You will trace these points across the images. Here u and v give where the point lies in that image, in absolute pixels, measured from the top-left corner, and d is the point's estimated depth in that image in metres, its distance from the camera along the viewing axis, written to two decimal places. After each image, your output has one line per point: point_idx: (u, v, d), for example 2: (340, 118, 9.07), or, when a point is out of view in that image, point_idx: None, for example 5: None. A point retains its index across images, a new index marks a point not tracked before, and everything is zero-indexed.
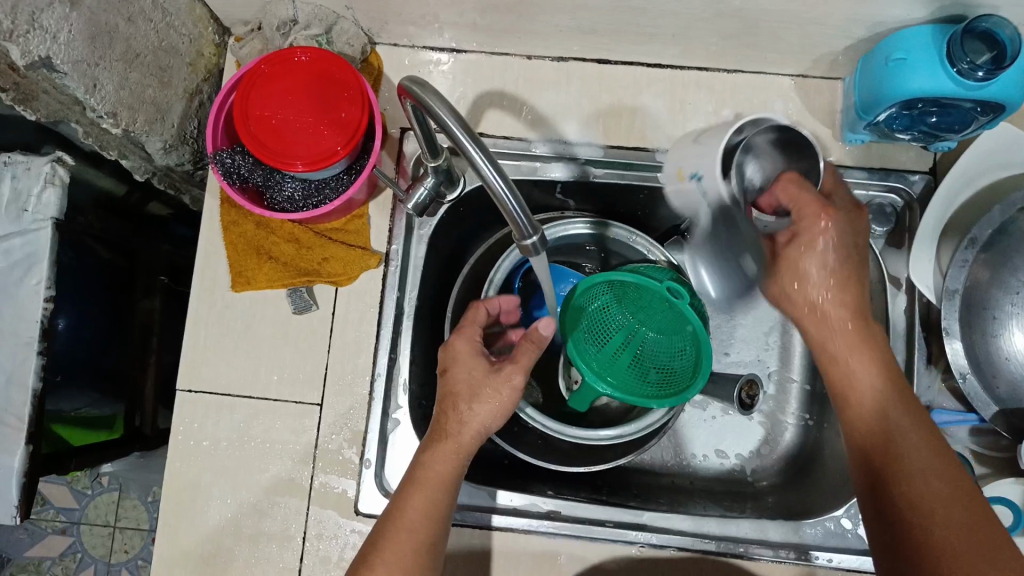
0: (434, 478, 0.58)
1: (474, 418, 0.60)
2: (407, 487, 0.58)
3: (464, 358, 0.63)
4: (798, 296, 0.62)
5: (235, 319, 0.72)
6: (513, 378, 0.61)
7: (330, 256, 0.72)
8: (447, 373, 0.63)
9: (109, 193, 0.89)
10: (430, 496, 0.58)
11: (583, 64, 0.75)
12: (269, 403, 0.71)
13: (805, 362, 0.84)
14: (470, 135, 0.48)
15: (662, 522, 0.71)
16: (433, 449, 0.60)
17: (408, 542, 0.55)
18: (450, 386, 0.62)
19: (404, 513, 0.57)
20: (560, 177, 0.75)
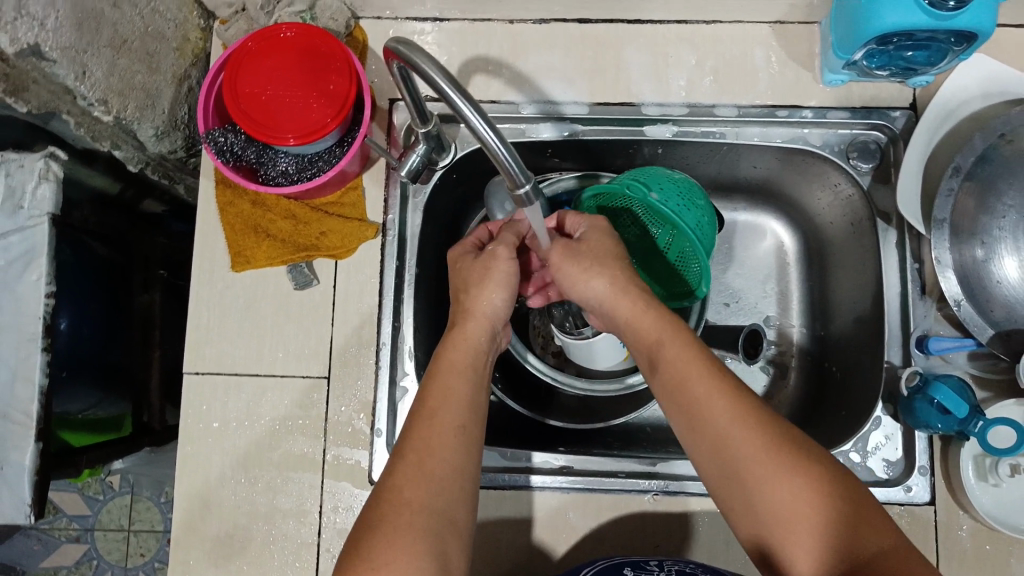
0: (460, 363, 0.59)
1: (487, 301, 0.62)
2: (429, 384, 0.58)
3: (465, 262, 0.65)
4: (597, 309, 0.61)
5: (238, 300, 0.73)
6: (499, 254, 0.63)
7: (328, 230, 0.73)
8: (455, 281, 0.66)
9: (104, 192, 0.89)
10: (453, 380, 0.58)
11: (564, 25, 0.76)
12: (277, 378, 0.72)
13: (803, 306, 0.86)
14: (460, 90, 0.49)
15: (674, 469, 0.73)
16: (451, 340, 0.61)
17: (441, 422, 0.55)
18: (455, 285, 0.65)
19: (432, 404, 0.56)
20: (550, 136, 0.76)
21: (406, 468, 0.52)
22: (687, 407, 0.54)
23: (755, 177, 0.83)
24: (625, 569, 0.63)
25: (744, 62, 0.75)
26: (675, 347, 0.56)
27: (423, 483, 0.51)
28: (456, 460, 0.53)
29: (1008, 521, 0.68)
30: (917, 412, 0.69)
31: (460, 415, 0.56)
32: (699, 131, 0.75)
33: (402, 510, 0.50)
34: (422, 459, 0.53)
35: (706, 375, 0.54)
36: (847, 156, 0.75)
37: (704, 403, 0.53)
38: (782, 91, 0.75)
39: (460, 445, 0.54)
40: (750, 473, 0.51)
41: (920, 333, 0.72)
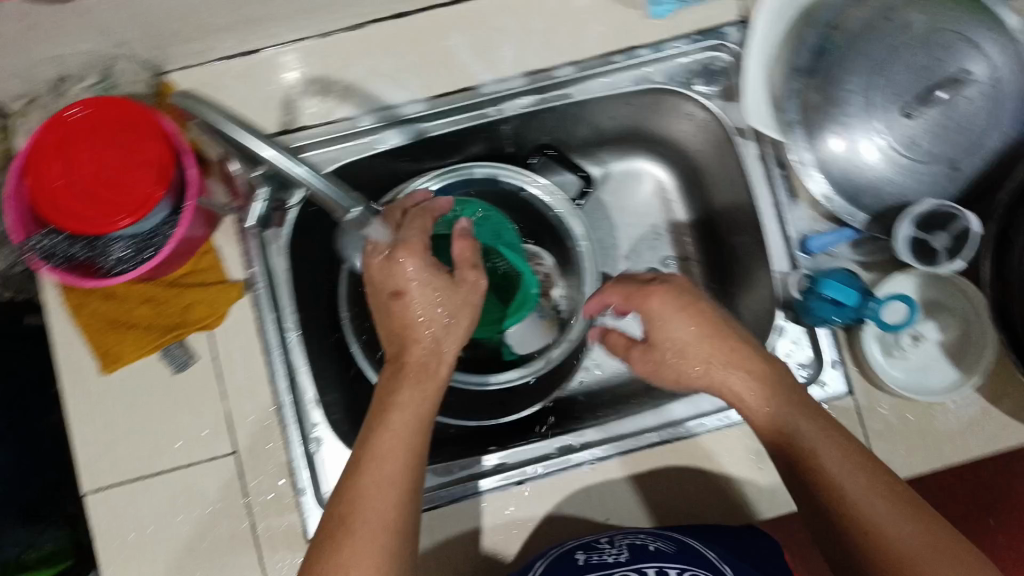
0: (410, 421, 0.57)
1: (444, 343, 0.61)
2: (371, 435, 0.56)
3: (417, 273, 0.61)
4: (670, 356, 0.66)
5: (118, 401, 0.68)
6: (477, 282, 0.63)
7: (192, 302, 0.68)
8: (403, 293, 0.61)
9: None
10: (402, 436, 0.56)
11: (380, 25, 0.72)
12: (185, 469, 0.68)
13: (698, 239, 0.87)
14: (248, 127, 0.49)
15: (601, 433, 0.72)
16: (401, 391, 0.58)
17: (389, 493, 0.54)
18: (409, 306, 0.61)
19: (377, 468, 0.54)
20: (399, 142, 0.73)
21: (354, 542, 0.51)
22: (766, 428, 0.58)
23: (615, 126, 0.82)
24: (575, 555, 0.62)
25: (568, 17, 0.73)
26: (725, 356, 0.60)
27: (369, 563, 0.50)
28: (399, 530, 0.53)
29: (924, 385, 0.70)
30: (812, 310, 0.70)
31: (407, 480, 0.55)
32: (535, 99, 0.73)
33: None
34: (374, 534, 0.52)
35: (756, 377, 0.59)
36: (692, 84, 0.74)
37: (789, 411, 0.57)
38: (613, 35, 0.73)
39: (405, 514, 0.54)
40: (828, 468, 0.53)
41: (798, 235, 0.73)
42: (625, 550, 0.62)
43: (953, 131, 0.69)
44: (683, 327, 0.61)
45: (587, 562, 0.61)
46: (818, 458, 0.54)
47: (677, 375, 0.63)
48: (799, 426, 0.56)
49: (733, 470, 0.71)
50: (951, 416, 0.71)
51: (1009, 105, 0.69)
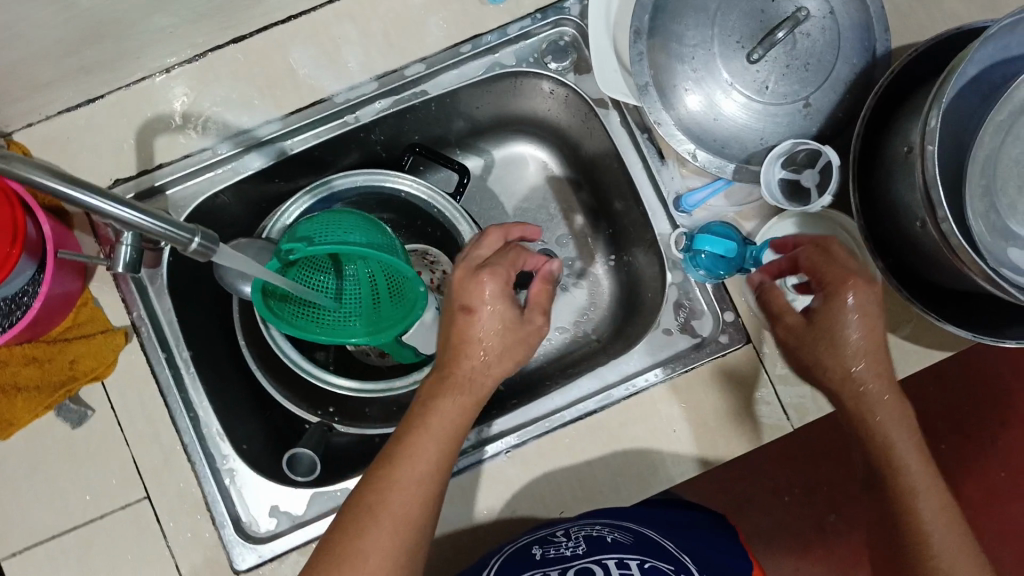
0: (449, 429, 0.58)
1: (495, 365, 0.61)
2: (409, 434, 0.57)
3: (492, 297, 0.61)
4: (810, 346, 0.61)
5: (20, 465, 0.68)
6: (535, 334, 0.63)
7: (75, 356, 0.67)
8: (475, 315, 0.61)
9: None
10: (441, 442, 0.57)
11: (221, 52, 0.72)
12: (98, 522, 0.67)
13: (587, 213, 0.88)
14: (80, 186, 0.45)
15: (513, 421, 0.71)
16: (448, 398, 0.59)
17: (419, 494, 0.55)
18: (476, 331, 0.61)
19: (413, 472, 0.55)
20: (263, 163, 0.73)
21: (376, 536, 0.52)
22: (862, 413, 0.60)
23: (484, 115, 0.83)
24: (532, 550, 0.61)
25: (409, 14, 0.73)
26: (863, 349, 0.59)
27: (389, 557, 0.52)
28: (419, 530, 0.54)
29: None
30: (699, 267, 0.70)
31: (435, 484, 0.56)
32: (393, 100, 0.74)
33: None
34: (395, 531, 0.53)
35: (885, 377, 0.60)
36: (544, 61, 0.75)
37: (882, 405, 0.60)
38: (457, 26, 0.73)
39: (425, 517, 0.55)
40: (904, 456, 0.59)
41: (674, 195, 0.73)
42: (582, 542, 0.61)
43: (800, 68, 0.70)
44: (855, 326, 0.59)
45: (545, 557, 0.60)
46: (895, 459, 0.59)
47: (813, 358, 0.61)
48: (902, 443, 0.59)
49: (651, 437, 0.70)
50: None
51: (849, 40, 0.70)
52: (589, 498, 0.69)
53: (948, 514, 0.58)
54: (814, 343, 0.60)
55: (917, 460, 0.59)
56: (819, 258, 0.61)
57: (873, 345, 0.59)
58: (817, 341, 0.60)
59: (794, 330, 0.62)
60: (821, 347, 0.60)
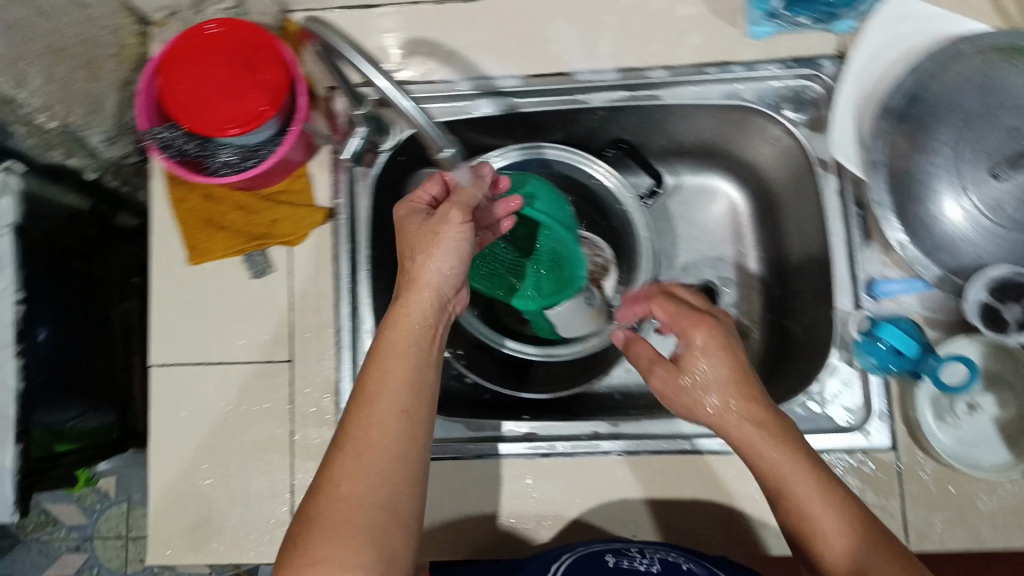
0: (393, 344, 0.59)
1: (429, 270, 0.62)
2: (370, 367, 0.58)
3: (407, 220, 0.64)
4: (699, 412, 0.61)
5: (198, 293, 0.75)
6: (449, 216, 0.61)
7: (278, 218, 0.74)
8: (402, 238, 0.64)
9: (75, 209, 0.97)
10: (389, 363, 0.58)
11: (494, 1, 0.76)
12: (242, 366, 0.74)
13: (761, 266, 0.88)
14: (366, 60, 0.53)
15: (634, 429, 0.74)
16: (392, 324, 0.60)
17: (377, 412, 0.55)
18: (397, 250, 0.63)
19: (372, 396, 0.56)
20: (490, 111, 0.77)
21: (344, 460, 0.53)
22: (743, 441, 0.59)
23: (700, 139, 0.84)
24: (606, 557, 0.61)
25: (672, 22, 0.75)
26: (764, 434, 0.57)
27: (361, 477, 0.52)
28: (397, 447, 0.54)
29: (973, 460, 0.68)
30: (865, 353, 0.71)
31: (401, 399, 0.56)
32: (621, 96, 0.76)
33: (336, 505, 0.51)
34: (360, 453, 0.53)
35: (806, 466, 0.56)
36: (781, 108, 0.75)
37: (740, 436, 0.59)
38: (713, 48, 0.75)
39: (396, 429, 0.55)
40: (854, 564, 0.52)
41: (867, 277, 0.73)
42: (657, 563, 0.61)
43: None
44: (706, 382, 0.61)
45: (619, 565, 0.60)
46: (854, 571, 0.52)
47: (721, 425, 0.60)
48: (845, 543, 0.53)
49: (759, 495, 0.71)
50: (990, 492, 0.70)
51: None
52: (680, 530, 0.71)
53: (856, 534, 0.53)
54: (677, 395, 0.62)
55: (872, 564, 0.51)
56: (719, 343, 0.61)
57: (764, 423, 0.58)
58: (675, 391, 0.62)
59: (663, 379, 0.63)
60: (695, 403, 0.61)
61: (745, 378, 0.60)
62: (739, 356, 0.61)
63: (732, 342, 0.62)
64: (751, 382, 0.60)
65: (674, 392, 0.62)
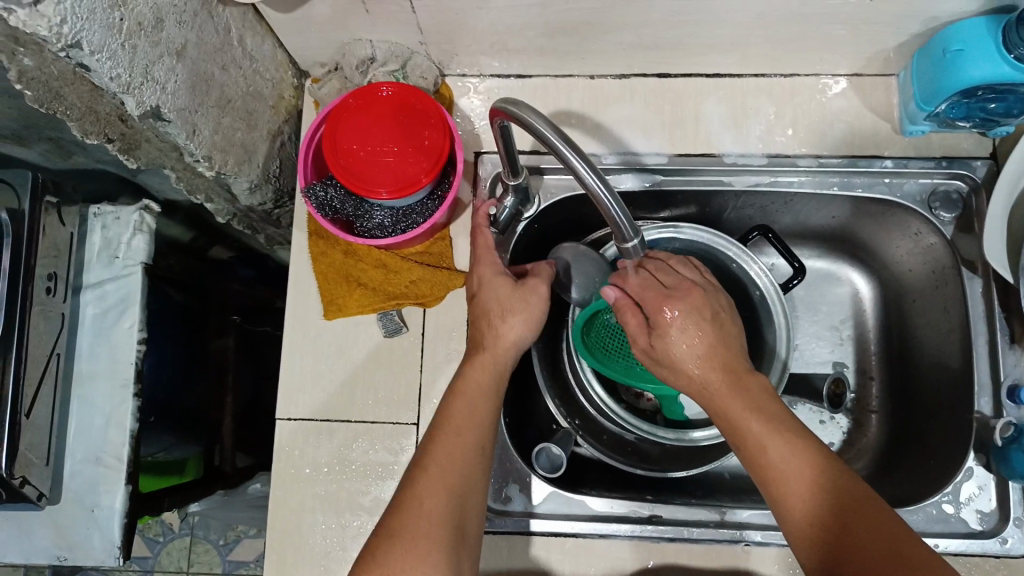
0: (477, 387, 0.63)
1: (511, 330, 0.66)
2: (450, 398, 0.63)
3: (488, 281, 0.67)
4: (678, 378, 0.63)
5: (330, 346, 0.75)
6: (539, 290, 0.67)
7: (417, 279, 0.74)
8: (479, 297, 0.68)
9: (177, 239, 1.02)
10: (475, 399, 0.62)
11: (643, 79, 0.78)
12: (368, 426, 0.73)
13: (882, 355, 0.86)
14: (563, 138, 0.53)
15: (763, 519, 0.71)
16: (473, 363, 0.65)
17: (462, 440, 0.60)
18: (481, 306, 0.66)
19: (456, 426, 0.60)
20: (632, 187, 0.76)
21: (427, 476, 0.57)
22: (715, 404, 0.61)
23: (834, 225, 0.84)
24: None
25: (819, 112, 0.76)
26: (755, 420, 0.58)
27: (443, 496, 0.56)
28: (469, 474, 0.59)
29: None
30: (1011, 462, 0.66)
31: (479, 435, 0.60)
32: (768, 180, 0.76)
33: (416, 514, 0.55)
34: (442, 471, 0.58)
35: (783, 445, 0.56)
36: (931, 206, 0.75)
37: (719, 407, 0.61)
38: (859, 140, 0.76)
39: (475, 461, 0.59)
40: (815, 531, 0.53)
41: (1011, 383, 0.70)
42: None
43: None
44: (681, 354, 0.62)
45: None
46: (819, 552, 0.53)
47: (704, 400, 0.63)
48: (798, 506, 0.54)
49: None
50: None
51: None
52: None
53: (820, 492, 0.54)
54: (658, 362, 0.64)
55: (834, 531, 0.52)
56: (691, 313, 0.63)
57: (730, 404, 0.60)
58: (657, 364, 0.64)
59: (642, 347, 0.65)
60: (674, 371, 0.63)
61: (719, 347, 0.63)
62: (710, 334, 0.63)
63: (704, 319, 0.63)
64: (726, 353, 0.62)
65: (648, 353, 0.65)
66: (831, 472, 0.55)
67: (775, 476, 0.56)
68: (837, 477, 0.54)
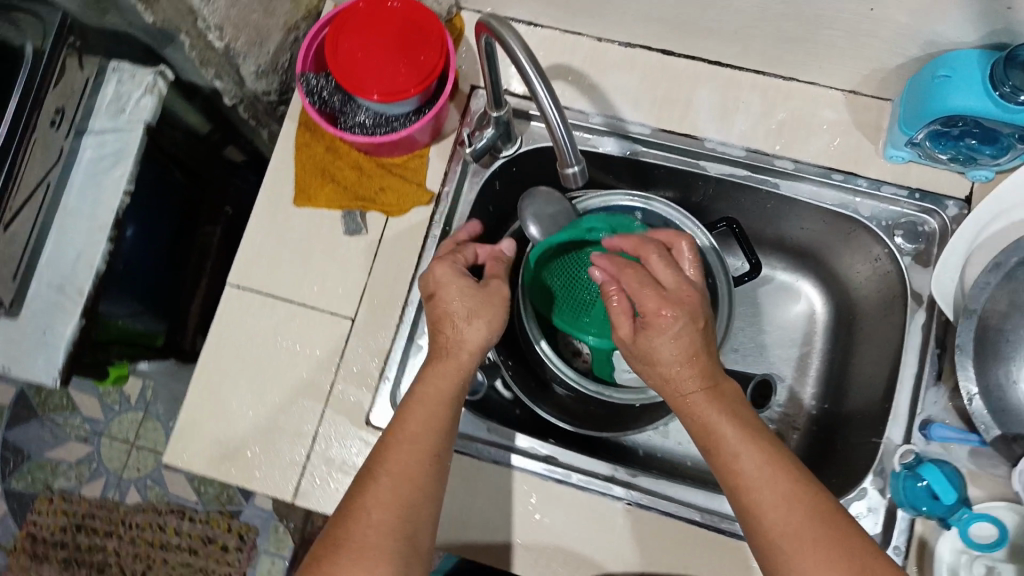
0: (435, 395, 0.61)
1: (472, 334, 0.63)
2: (406, 401, 0.61)
3: (449, 281, 0.66)
4: (658, 377, 0.61)
5: (291, 230, 0.78)
6: (502, 292, 0.67)
7: (386, 187, 0.77)
8: (435, 296, 0.66)
9: (195, 130, 1.03)
10: (433, 407, 0.60)
11: (648, 52, 0.79)
12: (307, 310, 0.76)
13: (820, 376, 0.87)
14: (531, 59, 0.53)
15: (651, 484, 0.72)
16: (432, 370, 0.62)
17: (416, 448, 0.58)
18: (440, 312, 0.64)
19: (410, 433, 0.58)
20: (611, 151, 0.79)
21: (378, 489, 0.55)
22: (694, 407, 0.59)
23: (803, 237, 0.85)
24: None
25: (810, 123, 0.78)
26: (731, 425, 0.57)
27: (394, 507, 0.55)
28: (423, 482, 0.57)
29: None
30: (903, 489, 0.68)
31: (436, 444, 0.59)
32: (744, 173, 0.78)
33: (368, 533, 0.53)
34: (396, 486, 0.55)
35: (760, 455, 0.54)
36: (893, 232, 0.76)
37: (694, 414, 0.59)
38: (841, 156, 0.77)
39: (429, 473, 0.57)
40: (782, 542, 0.51)
41: (925, 416, 0.71)
42: None
43: None
44: (667, 350, 0.59)
45: None
46: (784, 561, 0.51)
47: (682, 402, 0.60)
48: (767, 514, 0.52)
49: None
50: None
51: None
52: None
53: (795, 502, 0.52)
54: (641, 357, 0.61)
55: (803, 543, 0.51)
56: (681, 311, 0.60)
57: (710, 410, 0.58)
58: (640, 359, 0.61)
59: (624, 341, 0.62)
60: (656, 368, 0.61)
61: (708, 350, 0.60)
62: (701, 335, 0.60)
63: (696, 320, 0.60)
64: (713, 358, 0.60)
65: (633, 347, 0.62)
66: (808, 485, 0.53)
67: (747, 483, 0.54)
68: (813, 490, 0.53)
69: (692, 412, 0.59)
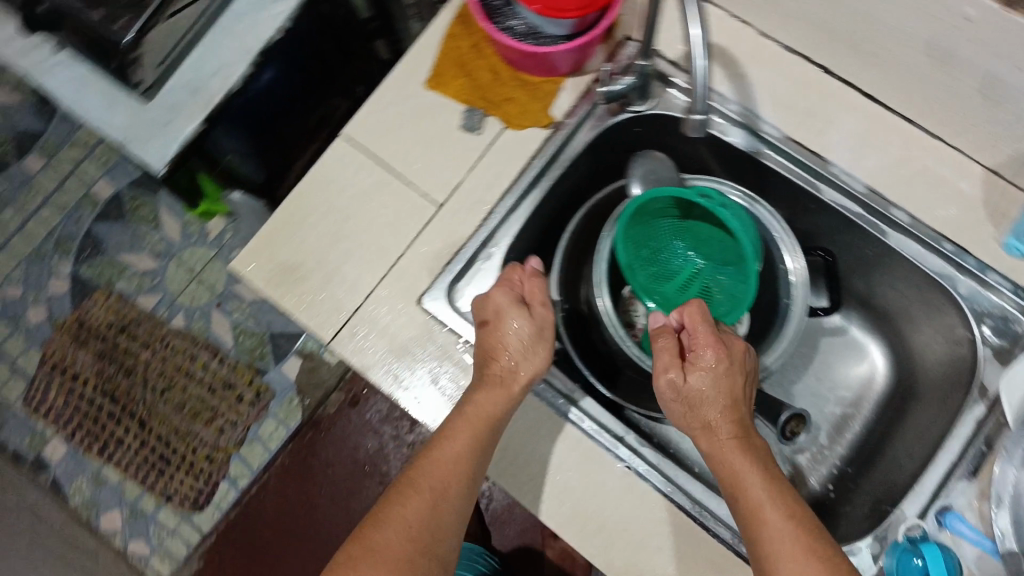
0: (482, 417, 0.66)
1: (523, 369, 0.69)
2: (455, 414, 0.67)
3: (504, 310, 0.71)
4: (692, 420, 0.66)
5: (412, 107, 0.81)
6: (555, 333, 0.72)
7: (513, 99, 0.79)
8: (492, 322, 0.71)
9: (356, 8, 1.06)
10: (477, 429, 0.66)
11: (805, 64, 0.78)
12: (402, 183, 0.79)
13: (856, 439, 0.86)
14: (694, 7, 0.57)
15: (656, 459, 0.72)
16: (483, 388, 0.68)
17: (455, 469, 0.64)
18: (496, 338, 0.70)
19: (453, 453, 0.65)
20: (738, 142, 0.80)
21: (417, 501, 0.63)
22: (722, 453, 0.63)
23: (890, 297, 0.83)
24: None
25: (940, 186, 0.75)
26: (756, 472, 0.60)
27: (430, 523, 0.62)
28: (458, 500, 0.64)
29: None
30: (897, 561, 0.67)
31: (473, 468, 0.65)
32: (857, 211, 0.77)
33: (401, 542, 0.60)
34: (434, 505, 0.63)
35: (778, 501, 0.58)
36: (980, 321, 0.73)
37: (724, 460, 0.63)
38: (959, 229, 0.74)
39: (463, 494, 0.65)
40: None
41: (944, 503, 0.69)
42: None
43: None
44: (706, 389, 0.65)
45: None
46: None
47: (711, 449, 0.64)
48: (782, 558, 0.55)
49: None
50: None
51: None
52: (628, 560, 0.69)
53: (809, 548, 0.55)
54: (679, 401, 0.66)
55: None
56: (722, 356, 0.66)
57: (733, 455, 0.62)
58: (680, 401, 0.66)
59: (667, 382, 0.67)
60: (693, 411, 0.66)
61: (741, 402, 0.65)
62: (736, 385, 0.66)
63: (734, 371, 0.66)
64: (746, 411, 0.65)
65: (677, 389, 0.67)
66: (823, 536, 0.56)
67: (767, 526, 0.57)
68: (827, 540, 0.56)
69: (720, 460, 0.63)
